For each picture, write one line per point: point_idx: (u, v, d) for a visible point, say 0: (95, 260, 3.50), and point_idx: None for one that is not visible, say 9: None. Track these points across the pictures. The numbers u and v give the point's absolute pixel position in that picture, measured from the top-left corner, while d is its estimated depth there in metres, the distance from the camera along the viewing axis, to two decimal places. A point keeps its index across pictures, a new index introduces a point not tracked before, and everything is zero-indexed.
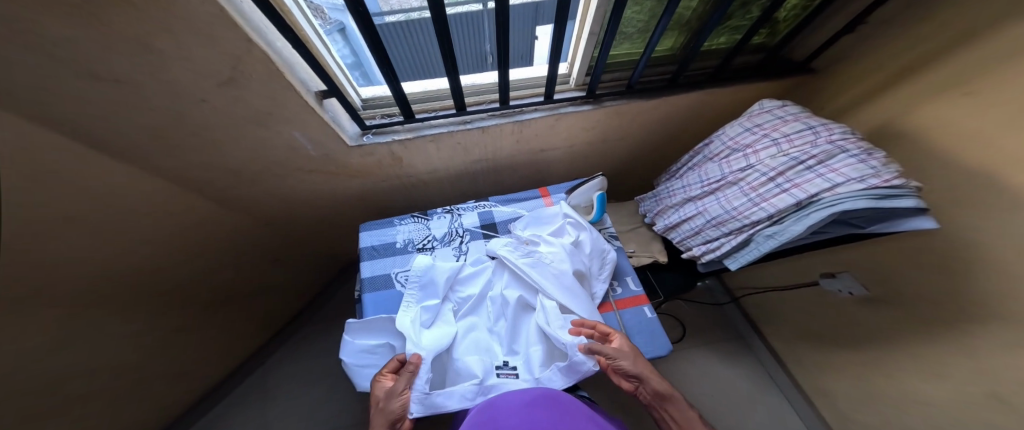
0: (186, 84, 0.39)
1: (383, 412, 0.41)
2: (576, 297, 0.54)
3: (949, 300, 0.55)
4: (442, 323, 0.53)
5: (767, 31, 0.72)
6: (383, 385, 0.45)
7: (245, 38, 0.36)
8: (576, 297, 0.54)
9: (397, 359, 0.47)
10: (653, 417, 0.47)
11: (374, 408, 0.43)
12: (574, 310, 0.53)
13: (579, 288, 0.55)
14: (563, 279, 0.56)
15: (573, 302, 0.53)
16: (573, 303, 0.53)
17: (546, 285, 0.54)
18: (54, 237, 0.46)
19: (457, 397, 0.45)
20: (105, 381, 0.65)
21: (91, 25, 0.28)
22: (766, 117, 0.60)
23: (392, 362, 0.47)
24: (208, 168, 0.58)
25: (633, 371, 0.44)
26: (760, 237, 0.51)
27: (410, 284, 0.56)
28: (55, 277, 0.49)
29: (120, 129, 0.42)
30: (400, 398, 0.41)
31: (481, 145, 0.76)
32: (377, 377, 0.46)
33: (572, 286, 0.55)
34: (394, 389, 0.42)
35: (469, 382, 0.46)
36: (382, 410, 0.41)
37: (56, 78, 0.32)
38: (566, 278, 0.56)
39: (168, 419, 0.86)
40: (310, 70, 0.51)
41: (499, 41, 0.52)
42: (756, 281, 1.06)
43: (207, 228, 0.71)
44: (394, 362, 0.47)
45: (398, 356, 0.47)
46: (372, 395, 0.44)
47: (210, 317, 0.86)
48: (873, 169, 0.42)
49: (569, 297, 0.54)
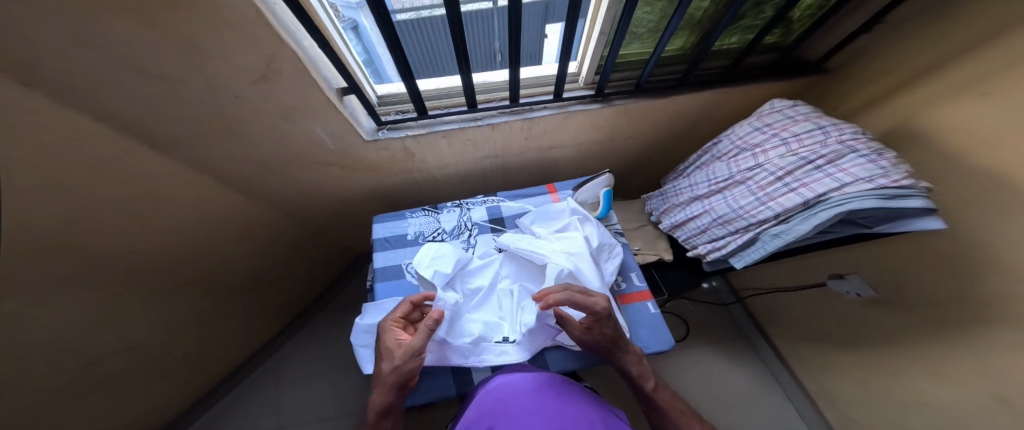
0: (221, 81, 0.42)
1: (397, 365, 0.43)
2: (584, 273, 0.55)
3: (960, 305, 0.55)
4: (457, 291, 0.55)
5: (781, 30, 0.71)
6: (395, 334, 0.47)
7: (277, 39, 0.39)
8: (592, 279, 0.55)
9: (410, 303, 0.50)
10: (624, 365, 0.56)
11: (387, 357, 0.44)
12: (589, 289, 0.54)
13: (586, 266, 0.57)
14: (579, 262, 0.57)
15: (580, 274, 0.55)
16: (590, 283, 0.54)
17: (562, 263, 0.55)
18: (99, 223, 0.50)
19: (459, 353, 0.51)
20: (136, 359, 0.70)
21: (144, 26, 0.31)
22: (777, 117, 0.60)
23: (402, 310, 0.49)
24: (235, 160, 0.61)
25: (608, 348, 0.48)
26: (766, 236, 0.51)
27: (421, 261, 0.56)
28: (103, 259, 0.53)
29: (159, 121, 0.46)
30: (415, 353, 0.44)
31: (491, 141, 0.78)
32: (387, 326, 0.48)
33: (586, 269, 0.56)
34: (411, 341, 0.44)
35: (468, 339, 0.51)
36: (398, 363, 0.43)
37: (108, 73, 0.35)
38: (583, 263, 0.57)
39: (191, 397, 0.92)
40: (333, 68, 0.53)
41: (511, 41, 0.53)
42: (762, 282, 1.06)
43: (231, 218, 0.75)
44: (404, 309, 0.49)
45: (407, 304, 0.50)
46: (385, 342, 0.46)
47: (232, 303, 0.90)
48: (883, 169, 0.42)
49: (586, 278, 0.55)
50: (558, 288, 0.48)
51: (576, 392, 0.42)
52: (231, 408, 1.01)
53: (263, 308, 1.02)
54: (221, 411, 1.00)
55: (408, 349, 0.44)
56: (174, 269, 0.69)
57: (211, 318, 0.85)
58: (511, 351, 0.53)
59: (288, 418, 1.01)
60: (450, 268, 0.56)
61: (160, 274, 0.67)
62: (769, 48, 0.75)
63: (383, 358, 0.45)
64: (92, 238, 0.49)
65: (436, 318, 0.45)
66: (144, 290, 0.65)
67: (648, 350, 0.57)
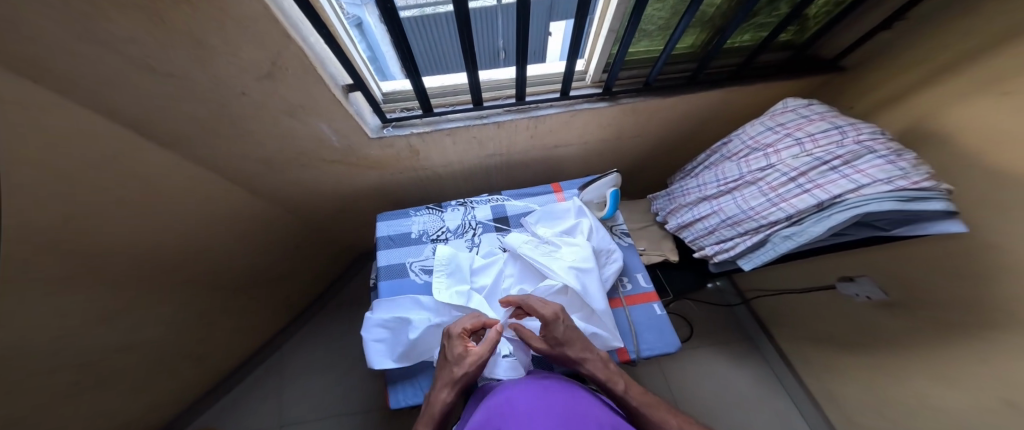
0: (227, 78, 0.42)
1: (467, 370, 0.43)
2: (590, 296, 0.54)
3: (971, 310, 0.54)
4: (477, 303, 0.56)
5: (796, 28, 0.69)
6: (465, 341, 0.46)
7: (284, 35, 0.38)
8: (593, 294, 0.55)
9: (481, 320, 0.49)
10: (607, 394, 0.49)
11: (460, 362, 0.44)
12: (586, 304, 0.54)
13: (593, 289, 0.55)
14: (581, 274, 0.56)
15: (586, 297, 0.54)
16: (590, 299, 0.54)
17: (562, 274, 0.55)
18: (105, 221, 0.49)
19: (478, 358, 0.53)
20: (139, 356, 0.70)
21: (152, 22, 0.30)
22: (790, 116, 0.59)
23: (472, 321, 0.49)
24: (241, 158, 0.61)
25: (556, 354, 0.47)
26: (777, 237, 0.50)
27: (439, 285, 0.59)
28: (109, 257, 0.53)
29: (165, 118, 0.45)
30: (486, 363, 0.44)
31: (496, 140, 0.77)
32: (456, 333, 0.47)
33: (589, 283, 0.56)
34: (485, 351, 0.44)
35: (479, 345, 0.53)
36: (467, 371, 0.43)
37: (115, 69, 0.34)
38: (586, 276, 0.56)
39: (193, 394, 0.92)
40: (338, 64, 0.52)
41: (518, 37, 0.52)
42: (768, 283, 1.05)
43: (235, 215, 0.74)
44: (472, 324, 0.49)
45: (476, 321, 0.49)
46: (454, 349, 0.45)
47: (234, 300, 0.90)
48: (902, 170, 0.41)
49: (586, 293, 0.54)
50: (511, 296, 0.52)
51: (581, 394, 0.42)
52: (234, 404, 1.02)
53: (265, 306, 1.02)
54: (225, 407, 1.00)
55: (483, 358, 0.43)
56: (177, 267, 0.69)
57: (215, 315, 0.85)
58: (514, 361, 0.50)
59: (291, 415, 1.01)
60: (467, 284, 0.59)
61: (164, 272, 0.66)
62: (782, 47, 0.73)
63: (452, 362, 0.44)
64: (98, 236, 0.49)
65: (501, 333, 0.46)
66: (149, 288, 0.65)
67: (655, 352, 0.56)
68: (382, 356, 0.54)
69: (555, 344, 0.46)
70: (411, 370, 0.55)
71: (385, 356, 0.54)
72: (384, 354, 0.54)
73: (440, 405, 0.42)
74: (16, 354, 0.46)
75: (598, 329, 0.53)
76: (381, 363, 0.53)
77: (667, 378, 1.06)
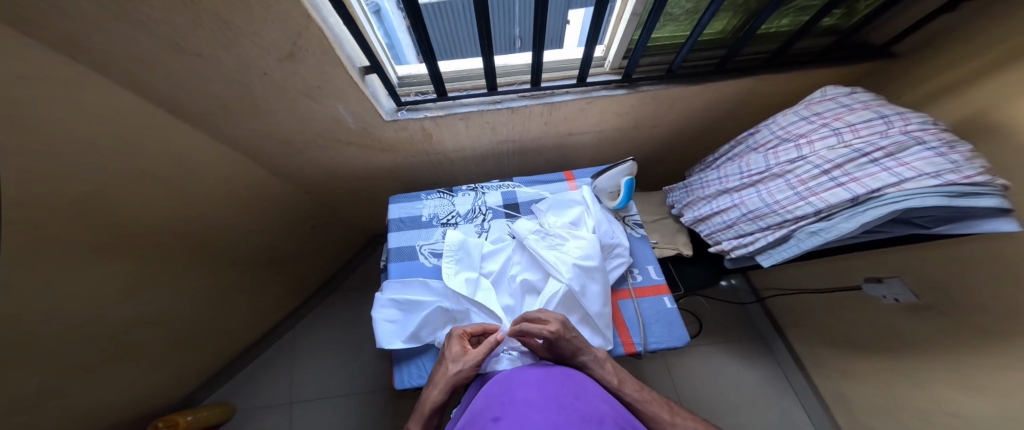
0: (256, 60, 0.43)
1: (460, 366, 0.44)
2: (586, 297, 0.54)
3: (1008, 318, 0.51)
4: (483, 292, 0.57)
5: (842, 12, 0.64)
6: (463, 342, 0.48)
7: (305, 15, 0.37)
8: (589, 295, 0.54)
9: (483, 326, 0.51)
10: (631, 399, 0.45)
11: (455, 358, 0.45)
12: (583, 307, 0.53)
13: (590, 290, 0.54)
14: (583, 273, 0.55)
15: (582, 297, 0.53)
16: (587, 301, 0.53)
17: (563, 272, 0.54)
18: (144, 199, 0.52)
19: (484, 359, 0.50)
20: (167, 325, 0.74)
21: (181, 4, 0.30)
22: (828, 105, 0.55)
23: (475, 325, 0.51)
24: (262, 137, 0.62)
25: (577, 348, 0.46)
26: (802, 233, 0.48)
27: (448, 269, 0.59)
28: (146, 231, 0.56)
29: (194, 99, 0.46)
30: (480, 364, 0.44)
31: (508, 126, 0.75)
32: (455, 333, 0.49)
33: (589, 284, 0.55)
34: (479, 350, 0.45)
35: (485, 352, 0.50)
36: (458, 368, 0.44)
37: (149, 50, 0.35)
38: (587, 275, 0.55)
39: (213, 362, 0.98)
40: (356, 45, 0.52)
41: (536, 22, 0.50)
42: (787, 283, 1.01)
43: (255, 191, 0.77)
44: (474, 326, 0.50)
45: (478, 324, 0.51)
46: (449, 347, 0.47)
47: (252, 278, 0.94)
48: (953, 163, 0.38)
49: (583, 293, 0.54)
50: (511, 325, 0.48)
51: (587, 385, 0.41)
52: (251, 377, 1.08)
53: (279, 284, 1.05)
54: (248, 375, 1.08)
55: (476, 355, 0.44)
56: (203, 246, 0.72)
57: (234, 290, 0.90)
58: (517, 356, 0.50)
59: (308, 386, 1.08)
60: (473, 268, 0.60)
61: (189, 249, 0.69)
62: (825, 32, 0.69)
63: (447, 359, 0.46)
64: (135, 210, 0.51)
65: (499, 340, 0.47)
66: (176, 262, 0.68)
67: (660, 345, 0.56)
68: (391, 336, 0.54)
69: (576, 356, 0.46)
70: (418, 351, 0.56)
71: (395, 337, 0.54)
72: (394, 335, 0.55)
73: (434, 398, 0.42)
74: (65, 318, 0.49)
75: (592, 333, 0.54)
76: (391, 343, 0.53)
77: (671, 374, 1.06)
